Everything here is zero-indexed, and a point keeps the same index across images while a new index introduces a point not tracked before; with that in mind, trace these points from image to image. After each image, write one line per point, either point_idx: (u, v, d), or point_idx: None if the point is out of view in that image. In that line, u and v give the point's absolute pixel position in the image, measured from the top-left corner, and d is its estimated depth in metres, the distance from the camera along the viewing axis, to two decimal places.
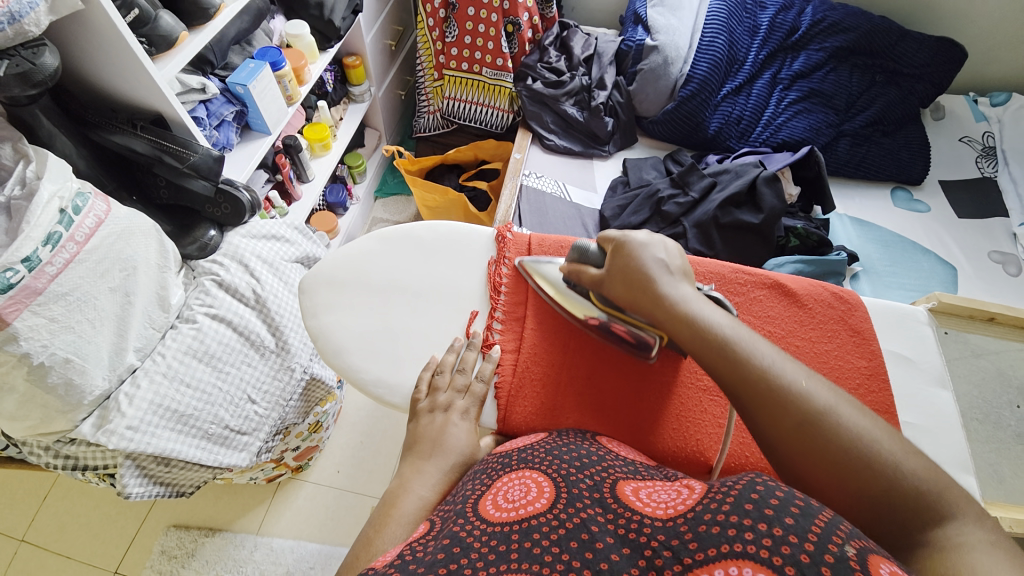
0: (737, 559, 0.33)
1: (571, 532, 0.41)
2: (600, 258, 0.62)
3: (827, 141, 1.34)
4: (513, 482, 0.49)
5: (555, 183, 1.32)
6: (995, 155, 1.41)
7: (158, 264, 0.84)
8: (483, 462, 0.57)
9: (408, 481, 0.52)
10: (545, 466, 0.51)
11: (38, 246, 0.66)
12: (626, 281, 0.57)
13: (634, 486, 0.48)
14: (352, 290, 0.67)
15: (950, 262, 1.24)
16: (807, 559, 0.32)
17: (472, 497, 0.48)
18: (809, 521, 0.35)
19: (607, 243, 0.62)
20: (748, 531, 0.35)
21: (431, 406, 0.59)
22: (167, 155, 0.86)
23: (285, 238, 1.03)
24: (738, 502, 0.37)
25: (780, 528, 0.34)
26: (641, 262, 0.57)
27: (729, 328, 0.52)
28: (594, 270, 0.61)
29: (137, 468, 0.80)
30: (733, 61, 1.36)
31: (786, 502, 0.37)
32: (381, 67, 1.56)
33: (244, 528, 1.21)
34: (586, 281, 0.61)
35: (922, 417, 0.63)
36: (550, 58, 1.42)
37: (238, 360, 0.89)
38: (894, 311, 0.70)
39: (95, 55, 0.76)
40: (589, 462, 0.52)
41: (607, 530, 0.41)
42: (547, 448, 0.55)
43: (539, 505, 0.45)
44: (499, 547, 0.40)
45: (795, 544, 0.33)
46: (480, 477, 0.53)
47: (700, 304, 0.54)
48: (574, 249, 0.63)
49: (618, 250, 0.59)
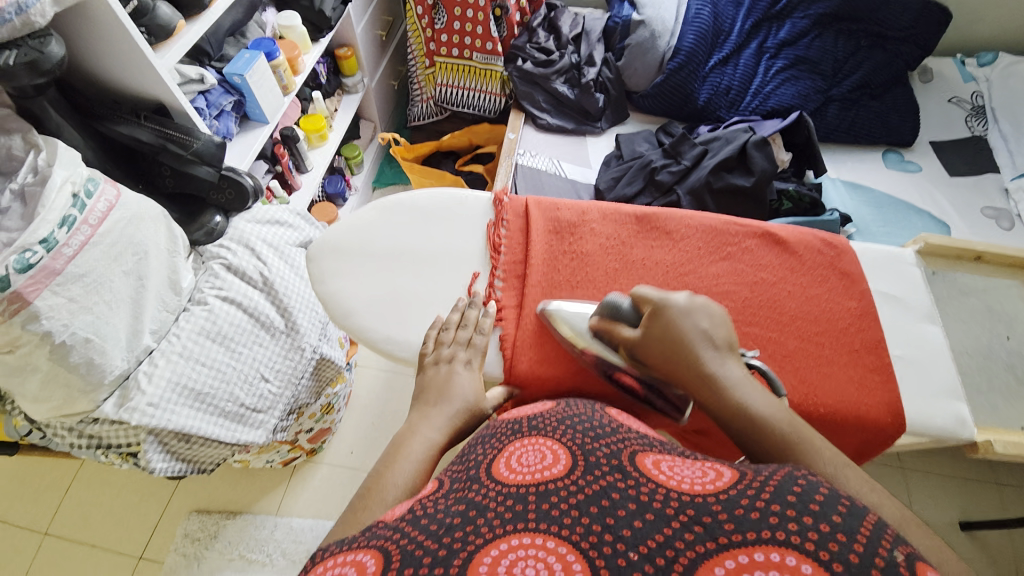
0: (779, 547, 0.31)
1: (591, 497, 0.38)
2: (634, 317, 0.58)
3: (816, 106, 1.35)
4: (527, 449, 0.48)
5: (550, 160, 1.35)
6: (984, 114, 1.43)
7: (168, 250, 0.86)
8: (489, 428, 0.57)
9: (416, 424, 0.54)
10: (559, 434, 0.49)
11: (55, 228, 0.69)
12: (664, 348, 0.53)
13: (655, 458, 0.44)
14: (356, 256, 0.70)
15: (943, 220, 1.26)
16: (855, 559, 0.30)
17: (483, 460, 0.48)
18: (859, 521, 0.31)
19: (642, 303, 0.58)
20: (792, 522, 0.32)
21: (438, 357, 0.61)
22: (171, 143, 0.89)
23: (288, 223, 1.04)
24: (780, 492, 0.34)
25: (828, 525, 0.31)
26: (682, 330, 0.53)
27: (781, 419, 0.48)
28: (629, 331, 0.57)
29: (160, 444, 0.83)
30: (719, 32, 1.38)
31: (830, 499, 0.33)
32: (372, 58, 1.58)
33: (264, 509, 1.24)
34: (618, 340, 0.57)
35: (911, 349, 0.66)
36: (539, 39, 1.44)
37: (250, 340, 0.91)
38: (880, 254, 0.73)
39: (99, 46, 0.78)
40: (603, 431, 0.49)
41: (628, 497, 0.37)
42: (558, 417, 0.53)
43: (556, 471, 0.43)
44: (516, 506, 0.38)
45: (843, 543, 0.30)
46: (490, 442, 0.53)
47: (748, 388, 0.50)
48: (607, 305, 0.60)
49: (656, 314, 0.55)
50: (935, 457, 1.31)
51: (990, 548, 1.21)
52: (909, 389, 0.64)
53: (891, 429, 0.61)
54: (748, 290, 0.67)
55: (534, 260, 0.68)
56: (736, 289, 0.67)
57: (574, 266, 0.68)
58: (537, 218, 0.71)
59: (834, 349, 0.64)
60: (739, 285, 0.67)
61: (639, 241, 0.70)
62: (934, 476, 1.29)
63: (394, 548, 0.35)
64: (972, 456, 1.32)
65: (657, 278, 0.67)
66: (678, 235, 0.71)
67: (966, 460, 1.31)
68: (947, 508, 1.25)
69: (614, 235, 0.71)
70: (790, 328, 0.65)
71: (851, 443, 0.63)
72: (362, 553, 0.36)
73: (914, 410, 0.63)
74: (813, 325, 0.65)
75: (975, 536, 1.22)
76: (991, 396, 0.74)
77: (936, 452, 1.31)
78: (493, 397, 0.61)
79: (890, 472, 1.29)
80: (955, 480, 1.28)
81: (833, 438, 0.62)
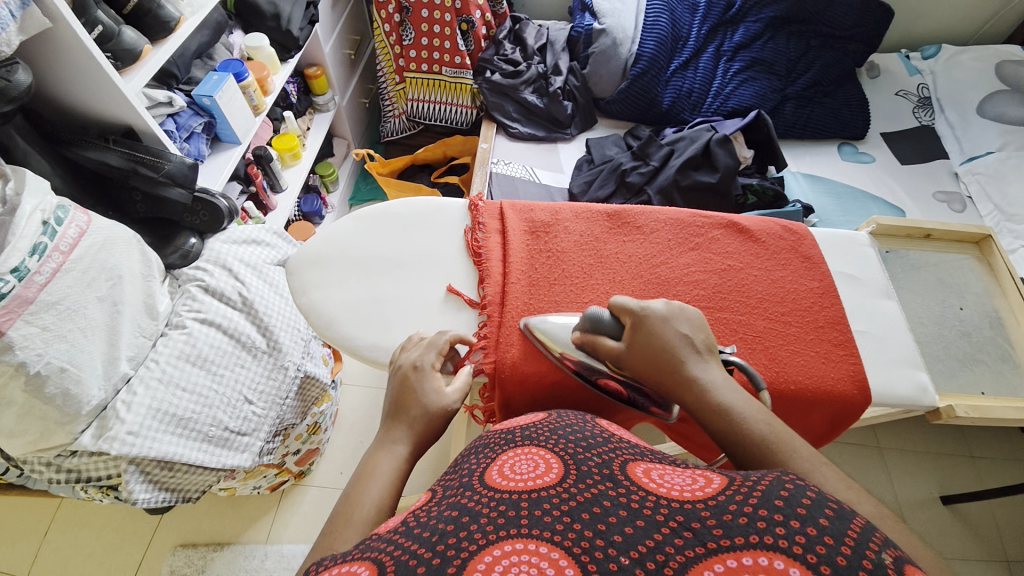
0: (768, 550, 0.31)
1: (583, 504, 0.38)
2: (616, 328, 0.59)
3: (773, 105, 1.42)
4: (519, 456, 0.47)
5: (523, 168, 1.37)
6: (930, 105, 1.51)
7: (142, 274, 0.85)
8: (483, 436, 0.56)
9: (382, 443, 0.54)
10: (552, 444, 0.48)
11: (26, 256, 0.69)
12: (648, 358, 0.55)
13: (646, 467, 0.44)
14: (336, 268, 0.70)
15: (898, 206, 1.33)
16: (843, 562, 0.30)
17: (477, 470, 0.47)
18: (845, 524, 0.32)
19: (623, 314, 0.59)
20: (779, 525, 0.32)
21: (397, 366, 0.60)
22: (142, 166, 0.89)
23: (266, 242, 1.04)
24: (767, 497, 0.35)
25: (815, 528, 0.32)
26: (665, 338, 0.55)
27: (761, 419, 0.49)
28: (612, 342, 0.58)
29: (142, 473, 0.81)
30: (678, 38, 1.44)
31: (818, 503, 0.34)
32: (342, 76, 1.60)
33: (253, 539, 1.21)
34: (602, 352, 0.58)
35: (872, 324, 0.70)
36: (506, 51, 1.47)
37: (232, 362, 0.90)
38: (839, 237, 0.77)
39: (65, 74, 0.79)
40: (595, 441, 0.48)
41: (619, 504, 0.38)
42: (552, 426, 0.52)
43: (549, 479, 0.42)
44: (508, 513, 0.38)
45: (831, 545, 0.31)
46: (483, 451, 0.51)
47: (729, 391, 0.51)
48: (587, 318, 0.60)
49: (638, 324, 0.57)
50: (909, 434, 1.36)
51: (967, 517, 1.25)
52: (873, 361, 0.68)
53: (858, 400, 0.65)
54: (717, 276, 0.70)
55: (513, 259, 0.70)
56: (706, 277, 0.70)
57: (551, 264, 0.70)
58: (513, 220, 0.73)
59: (801, 327, 0.67)
60: (708, 272, 0.70)
61: (611, 237, 0.73)
62: (909, 452, 1.34)
63: (388, 558, 0.35)
64: (944, 430, 1.37)
65: (631, 271, 0.70)
66: (647, 229, 0.73)
67: (938, 435, 1.36)
68: (925, 482, 1.30)
69: (587, 232, 0.73)
70: (759, 310, 0.68)
71: (822, 416, 0.66)
72: (358, 563, 0.36)
73: (879, 381, 0.66)
74: (779, 306, 0.69)
75: (953, 508, 1.26)
76: (951, 366, 0.78)
77: (909, 429, 1.37)
78: (457, 388, 0.58)
79: (868, 452, 1.33)
80: (930, 456, 1.33)
81: (806, 413, 0.65)
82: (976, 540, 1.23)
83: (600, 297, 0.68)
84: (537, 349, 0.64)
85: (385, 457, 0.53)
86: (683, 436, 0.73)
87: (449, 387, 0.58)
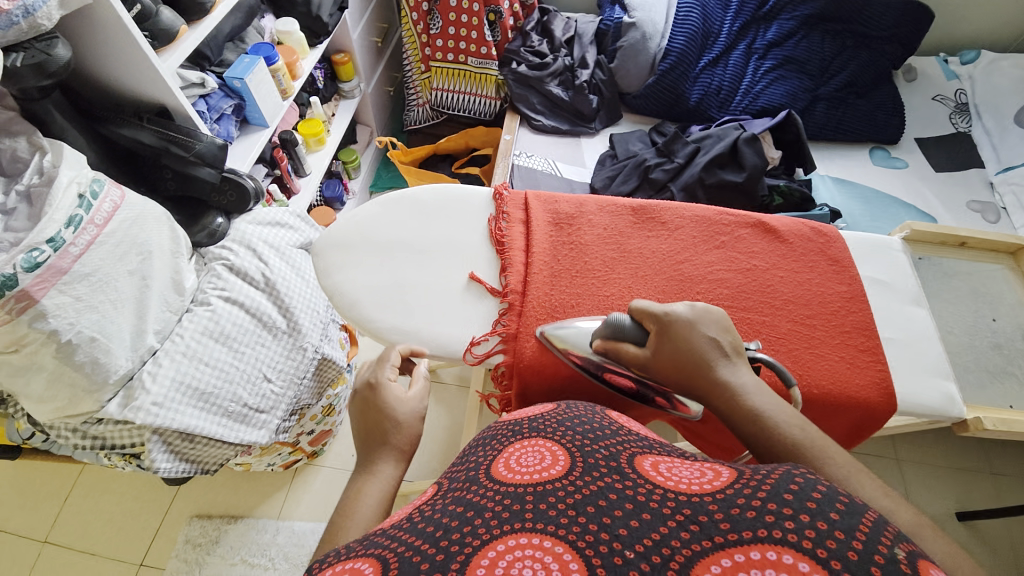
0: (775, 545, 0.31)
1: (589, 497, 0.38)
2: (639, 334, 0.58)
3: (804, 105, 1.39)
4: (526, 448, 0.47)
5: (546, 161, 1.37)
6: (968, 111, 1.46)
7: (171, 250, 0.87)
8: (489, 429, 0.56)
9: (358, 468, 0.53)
10: (559, 436, 0.48)
11: (61, 227, 0.70)
12: (676, 361, 0.54)
13: (653, 460, 0.43)
14: (359, 250, 0.71)
15: (929, 213, 1.29)
16: (854, 556, 0.29)
17: (483, 462, 0.47)
18: (856, 519, 0.31)
19: (645, 319, 0.58)
20: (788, 519, 0.32)
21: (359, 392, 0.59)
22: (173, 145, 0.91)
23: (289, 225, 1.06)
24: (776, 491, 0.34)
25: (824, 522, 0.31)
26: (692, 342, 0.54)
27: (794, 424, 0.48)
28: (636, 348, 0.57)
29: (164, 443, 0.84)
30: (709, 34, 1.41)
31: (829, 497, 0.33)
32: (368, 64, 1.61)
33: (265, 514, 1.24)
34: (625, 359, 0.57)
35: (900, 331, 0.69)
36: (532, 43, 1.46)
37: (253, 341, 0.92)
38: (870, 242, 0.75)
39: (104, 52, 0.81)
40: (603, 433, 0.48)
41: (625, 497, 0.38)
42: (559, 418, 0.52)
43: (555, 471, 0.42)
44: (513, 506, 0.38)
45: (841, 540, 0.30)
46: (491, 443, 0.51)
47: (761, 394, 0.51)
48: (608, 325, 0.59)
49: (661, 331, 0.56)
50: (928, 447, 1.33)
51: (986, 535, 1.22)
52: (899, 368, 0.66)
53: (882, 408, 0.63)
54: (741, 275, 0.69)
55: (537, 250, 0.70)
56: (731, 276, 0.69)
57: (573, 256, 0.70)
58: (537, 211, 0.73)
59: (826, 331, 0.66)
60: (733, 272, 0.69)
61: (635, 232, 0.72)
62: (928, 465, 1.31)
63: (390, 556, 0.35)
64: (965, 445, 1.34)
65: (654, 266, 0.69)
66: (672, 225, 0.73)
67: (959, 450, 1.33)
68: (942, 497, 1.27)
69: (611, 226, 0.72)
70: (783, 311, 0.67)
71: (844, 422, 0.64)
72: (360, 561, 0.36)
73: (905, 390, 0.65)
74: (805, 308, 0.67)
75: (971, 525, 1.23)
76: (979, 378, 0.76)
77: (929, 442, 1.34)
78: (418, 391, 0.60)
79: (885, 463, 1.31)
80: (949, 471, 1.30)
81: (828, 418, 0.64)
82: (993, 558, 1.20)
83: (621, 291, 0.67)
84: (556, 341, 0.64)
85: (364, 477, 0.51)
86: (696, 434, 0.73)
87: (406, 391, 0.59)
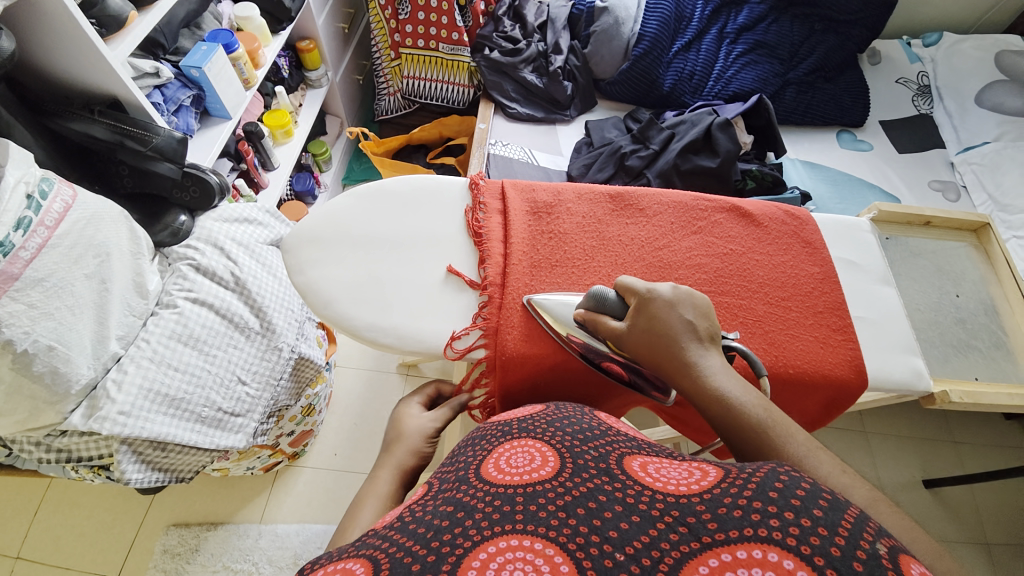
0: (762, 543, 0.31)
1: (578, 499, 0.38)
2: (620, 308, 0.58)
3: (774, 90, 1.40)
4: (515, 449, 0.47)
5: (522, 149, 1.35)
6: (930, 93, 1.51)
7: (131, 251, 0.83)
8: (478, 429, 0.56)
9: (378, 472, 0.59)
10: (549, 437, 0.47)
11: (10, 231, 0.66)
12: (650, 344, 0.54)
13: (642, 460, 0.43)
14: (334, 246, 0.69)
15: (894, 194, 1.33)
16: (837, 553, 0.30)
17: (472, 463, 0.47)
18: (839, 515, 0.32)
19: (628, 294, 0.58)
20: (774, 517, 0.32)
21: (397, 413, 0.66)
22: (129, 139, 0.86)
23: (258, 221, 1.02)
24: (762, 489, 0.34)
25: (809, 519, 0.31)
26: (668, 322, 0.54)
27: (757, 406, 0.48)
28: (615, 322, 0.57)
29: (134, 453, 0.80)
30: (681, 18, 1.41)
31: (813, 493, 0.34)
32: (336, 51, 1.55)
33: (246, 518, 1.21)
34: (604, 331, 0.57)
35: (871, 310, 0.70)
36: (505, 28, 1.43)
37: (224, 342, 0.88)
38: (841, 223, 0.77)
39: (48, 41, 0.75)
40: (592, 434, 0.48)
41: (614, 499, 0.37)
42: (548, 419, 0.52)
43: (544, 473, 0.42)
44: (503, 508, 0.38)
45: (825, 536, 0.31)
46: (480, 443, 0.51)
47: (727, 377, 0.51)
48: (592, 296, 0.59)
49: (642, 306, 0.56)
50: (895, 420, 1.39)
51: (948, 500, 1.29)
52: (870, 346, 0.68)
53: (855, 385, 0.65)
54: (719, 260, 0.69)
55: (513, 239, 0.68)
56: (708, 261, 0.69)
57: (553, 245, 0.69)
58: (515, 200, 0.72)
59: (801, 312, 0.67)
60: (711, 256, 0.70)
61: (614, 219, 0.72)
62: (894, 437, 1.37)
63: (382, 557, 0.35)
64: (928, 416, 1.40)
65: (633, 254, 0.69)
66: (650, 211, 0.73)
67: (923, 421, 1.39)
68: (908, 466, 1.33)
69: (589, 214, 0.72)
70: (760, 294, 0.68)
71: (819, 400, 0.66)
72: (352, 561, 0.36)
73: (877, 367, 0.67)
74: (780, 291, 0.68)
75: (935, 491, 1.30)
76: (946, 352, 0.79)
77: (896, 415, 1.40)
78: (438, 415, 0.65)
79: (854, 436, 1.36)
80: (914, 441, 1.36)
81: (804, 397, 0.65)
82: (956, 522, 1.26)
83: (602, 280, 0.67)
84: (532, 335, 0.64)
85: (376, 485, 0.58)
86: (676, 419, 0.74)
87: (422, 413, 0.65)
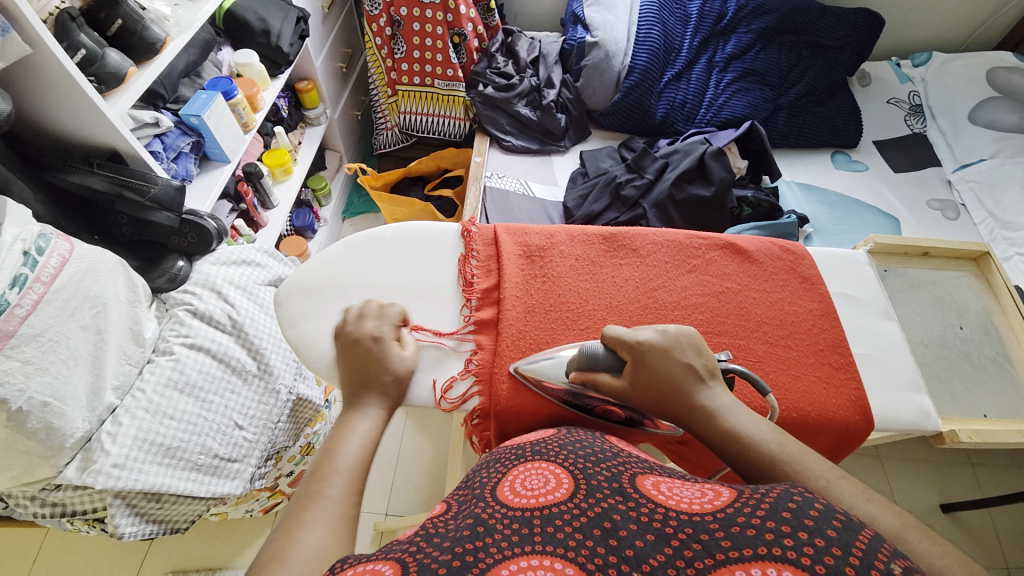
0: (775, 562, 0.30)
1: (594, 520, 0.37)
2: (613, 362, 0.57)
3: (766, 115, 1.42)
4: (530, 471, 0.46)
5: (517, 181, 1.36)
6: (922, 112, 1.52)
7: (128, 299, 0.84)
8: (494, 452, 0.54)
9: (357, 407, 0.56)
10: (563, 458, 0.47)
11: (5, 288, 0.66)
12: (653, 395, 0.54)
13: (655, 480, 0.42)
14: (327, 296, 0.69)
15: (892, 215, 1.32)
16: (852, 571, 0.29)
17: (488, 483, 0.46)
18: (852, 536, 0.31)
19: (616, 345, 0.57)
20: (787, 536, 0.31)
21: (352, 333, 0.62)
22: (127, 190, 0.87)
23: (256, 262, 1.03)
24: (774, 509, 0.33)
25: (821, 538, 0.31)
26: (665, 371, 0.54)
27: (771, 439, 0.50)
28: (612, 378, 0.56)
29: (128, 506, 0.79)
30: (671, 49, 1.43)
31: (827, 514, 0.33)
32: (334, 89, 1.59)
33: (245, 564, 1.18)
34: (604, 389, 0.56)
35: (873, 346, 0.69)
36: (498, 64, 1.46)
37: (222, 388, 0.88)
38: (838, 257, 0.76)
39: (51, 100, 0.78)
40: (605, 456, 0.47)
41: (629, 518, 0.36)
42: (562, 441, 0.51)
43: (560, 494, 0.41)
44: (521, 530, 0.37)
45: (838, 556, 0.30)
46: (495, 465, 0.50)
47: (737, 413, 0.52)
48: (584, 354, 0.58)
49: (637, 359, 0.55)
50: (909, 443, 1.36)
51: (969, 526, 1.25)
52: (874, 384, 0.67)
53: (861, 425, 0.63)
54: (715, 299, 0.69)
55: (508, 282, 0.69)
56: (705, 300, 0.69)
57: (546, 289, 0.69)
58: (508, 245, 0.72)
59: (801, 351, 0.66)
60: (706, 295, 0.69)
61: (607, 260, 0.72)
62: (910, 461, 1.33)
63: (411, 560, 0.34)
64: None
65: (628, 295, 0.69)
66: (644, 251, 0.72)
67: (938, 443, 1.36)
68: (926, 492, 1.29)
69: (582, 256, 0.72)
70: (758, 333, 0.67)
71: (825, 441, 0.64)
72: (381, 563, 0.35)
73: (882, 407, 0.66)
74: (779, 329, 0.68)
75: (955, 517, 1.26)
76: (951, 383, 0.78)
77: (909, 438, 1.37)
78: (411, 351, 0.63)
79: (868, 461, 1.33)
80: (930, 465, 1.33)
81: (810, 439, 0.64)
82: (979, 550, 1.22)
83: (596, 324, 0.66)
84: (524, 385, 0.62)
85: (362, 418, 0.55)
86: (680, 456, 0.72)
87: (401, 351, 0.62)
